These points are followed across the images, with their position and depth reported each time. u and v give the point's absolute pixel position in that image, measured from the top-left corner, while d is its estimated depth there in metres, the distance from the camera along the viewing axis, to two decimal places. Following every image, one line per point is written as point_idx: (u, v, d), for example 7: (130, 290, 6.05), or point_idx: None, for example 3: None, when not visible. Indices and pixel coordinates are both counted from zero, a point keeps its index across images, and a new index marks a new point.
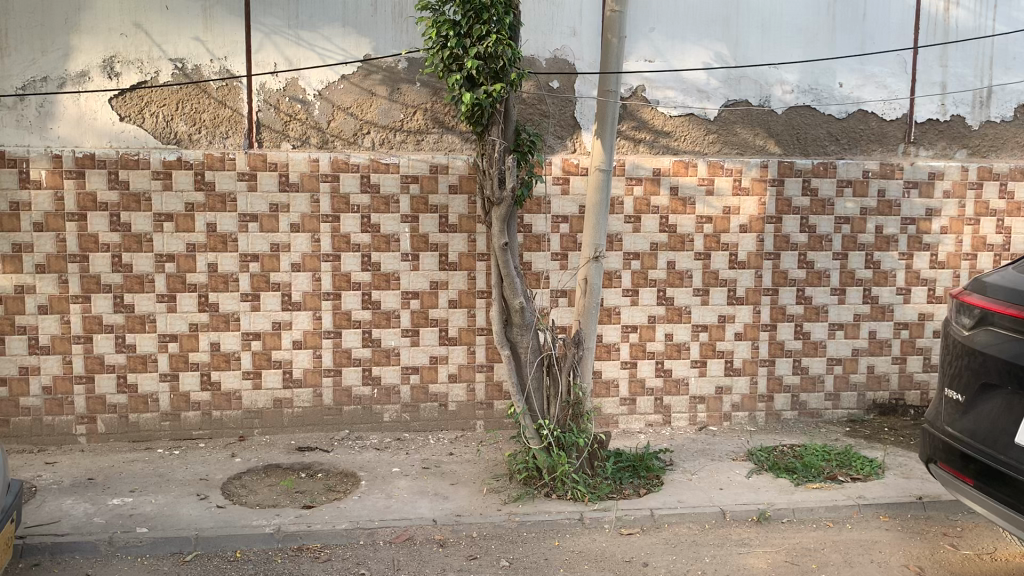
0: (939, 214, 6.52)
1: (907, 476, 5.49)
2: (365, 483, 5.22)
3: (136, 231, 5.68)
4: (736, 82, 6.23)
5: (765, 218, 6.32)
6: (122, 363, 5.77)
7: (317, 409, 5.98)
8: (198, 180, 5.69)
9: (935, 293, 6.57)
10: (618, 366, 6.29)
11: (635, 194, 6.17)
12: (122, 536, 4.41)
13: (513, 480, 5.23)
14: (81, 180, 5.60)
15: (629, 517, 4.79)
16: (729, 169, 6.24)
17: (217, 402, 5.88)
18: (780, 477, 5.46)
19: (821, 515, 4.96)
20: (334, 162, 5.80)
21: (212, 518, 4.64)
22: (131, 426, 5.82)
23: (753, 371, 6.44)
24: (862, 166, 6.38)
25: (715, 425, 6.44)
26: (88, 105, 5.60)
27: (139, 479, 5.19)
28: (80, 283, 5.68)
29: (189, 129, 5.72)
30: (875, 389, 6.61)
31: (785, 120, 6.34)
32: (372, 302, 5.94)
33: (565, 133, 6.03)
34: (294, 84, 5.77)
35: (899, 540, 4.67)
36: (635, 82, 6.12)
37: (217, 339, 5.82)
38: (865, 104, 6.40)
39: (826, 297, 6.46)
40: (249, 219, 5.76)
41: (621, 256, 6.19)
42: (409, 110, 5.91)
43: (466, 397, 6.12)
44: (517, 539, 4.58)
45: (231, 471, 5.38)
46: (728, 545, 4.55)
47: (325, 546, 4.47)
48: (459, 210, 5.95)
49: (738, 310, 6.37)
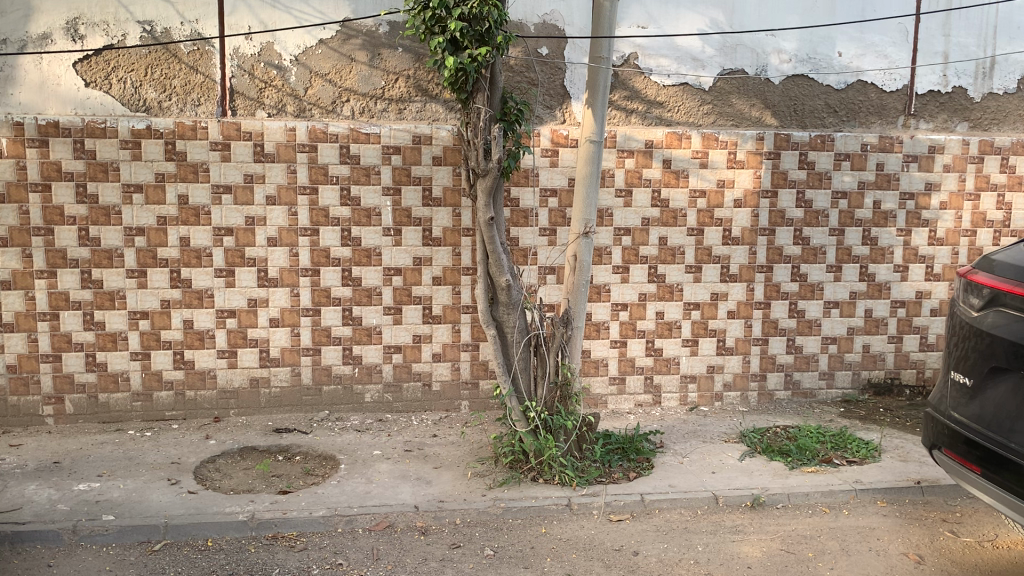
0: (939, 188, 6.32)
1: (904, 459, 5.33)
2: (345, 467, 5.02)
3: (104, 203, 5.41)
4: (732, 50, 5.99)
5: (760, 193, 6.11)
6: (90, 342, 5.52)
7: (295, 389, 5.76)
8: (169, 150, 5.42)
9: (933, 271, 6.39)
10: (607, 345, 6.09)
11: (626, 167, 5.94)
12: (87, 524, 4.19)
13: (498, 464, 5.03)
14: (44, 149, 5.32)
15: (619, 503, 4.61)
16: (724, 141, 6.02)
17: (191, 381, 5.65)
18: (773, 460, 5.29)
19: (816, 500, 4.79)
20: (312, 131, 5.54)
21: (183, 505, 4.43)
22: (100, 407, 5.58)
23: (746, 350, 6.26)
24: (860, 139, 6.17)
25: (706, 405, 6.26)
26: (51, 70, 5.31)
27: (108, 463, 4.97)
28: (45, 257, 5.41)
29: (158, 96, 5.43)
30: (870, 368, 6.44)
31: (782, 90, 6.11)
32: (353, 278, 5.70)
33: (555, 102, 5.78)
34: (270, 49, 5.49)
35: (898, 527, 4.51)
36: (627, 49, 5.87)
37: (190, 317, 5.58)
38: (865, 74, 6.18)
39: (821, 274, 6.27)
40: (222, 190, 5.50)
41: (611, 232, 5.98)
42: (391, 77, 5.65)
43: (450, 376, 5.91)
44: (503, 527, 4.39)
45: (204, 454, 5.16)
46: (721, 533, 4.38)
47: (301, 534, 4.27)
48: (443, 182, 5.71)
49: (732, 287, 6.17)
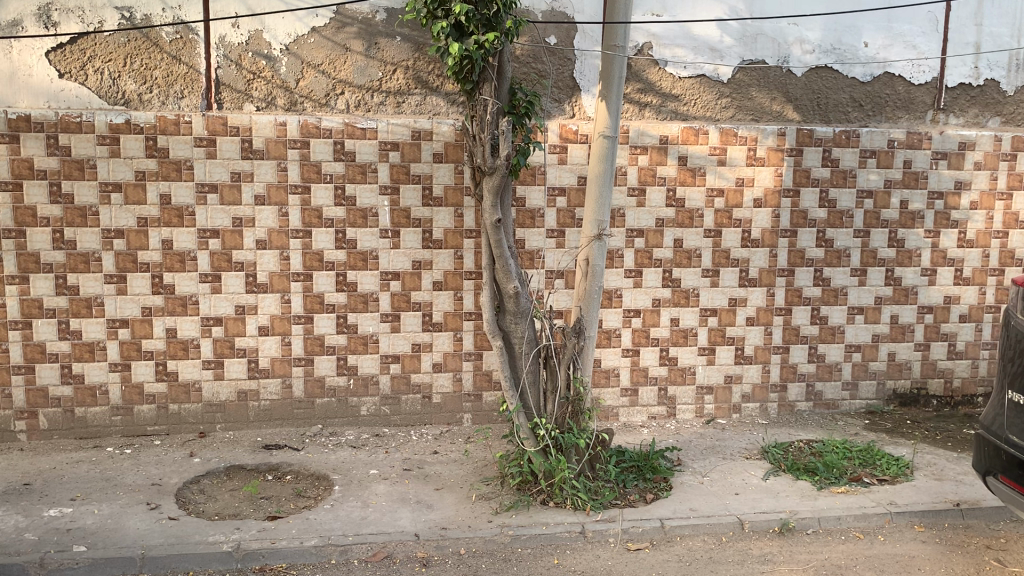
0: (969, 187, 5.97)
1: (939, 477, 4.97)
2: (340, 489, 4.65)
3: (80, 203, 5.03)
4: (753, 39, 5.63)
5: (781, 192, 5.74)
6: (66, 352, 5.14)
7: (286, 402, 5.39)
8: (150, 146, 5.04)
9: (963, 274, 6.04)
10: (619, 354, 5.73)
11: (639, 164, 5.57)
12: (56, 556, 3.82)
13: (505, 485, 4.66)
14: (15, 145, 4.94)
15: (637, 529, 4.25)
16: (743, 137, 5.66)
17: (174, 394, 5.27)
18: (799, 479, 4.92)
19: (849, 525, 4.43)
20: (304, 126, 5.17)
21: (163, 533, 4.05)
22: (76, 422, 5.20)
23: (765, 359, 5.89)
24: (887, 135, 5.82)
25: (724, 417, 5.90)
26: (22, 60, 4.92)
27: (83, 485, 4.59)
28: (17, 262, 5.03)
29: (139, 88, 5.04)
30: (896, 377, 6.08)
31: (805, 83, 5.75)
32: (348, 283, 5.33)
33: (564, 95, 5.42)
34: (258, 37, 5.11)
35: (940, 555, 4.14)
36: (641, 38, 5.51)
37: (173, 325, 5.21)
38: (891, 66, 5.82)
39: (845, 278, 5.90)
40: (207, 189, 5.12)
41: (624, 234, 5.61)
42: (389, 68, 5.28)
43: (452, 388, 5.54)
44: (512, 557, 4.03)
45: (188, 474, 4.79)
46: (749, 563, 4.02)
47: (291, 567, 3.91)
48: (444, 180, 5.34)
49: (751, 293, 5.81)
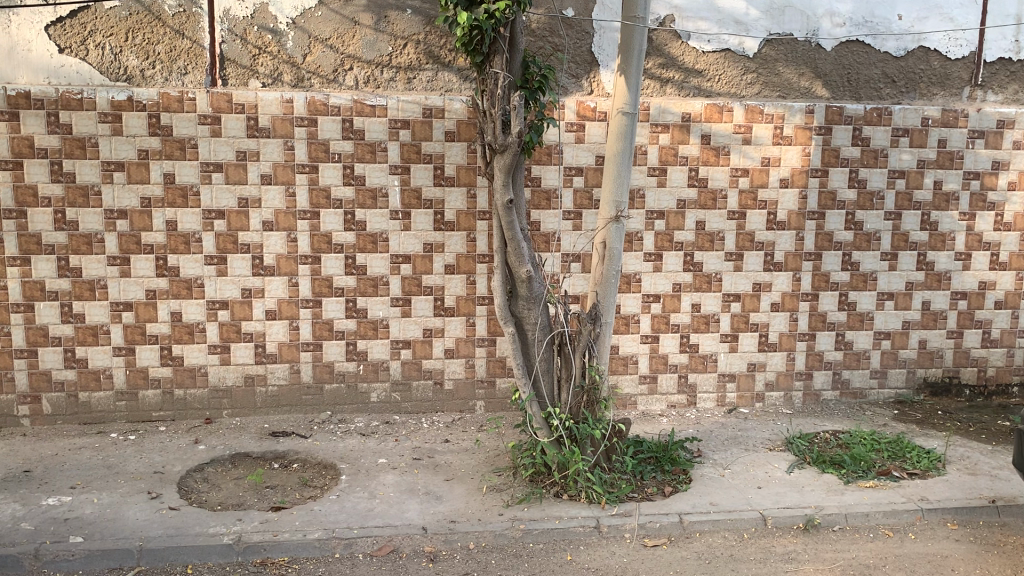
0: (1007, 167, 5.69)
1: (973, 472, 4.73)
2: (347, 479, 4.50)
3: (82, 182, 4.89)
4: (780, 12, 5.38)
5: (809, 172, 5.50)
6: (69, 336, 5.02)
7: (294, 388, 5.24)
8: (153, 123, 4.89)
9: (998, 258, 5.77)
10: (638, 340, 5.53)
11: (660, 142, 5.35)
12: (52, 547, 3.70)
13: (518, 477, 4.49)
14: (15, 122, 4.80)
15: (654, 524, 4.06)
16: (769, 114, 5.42)
17: (180, 379, 5.14)
18: (825, 472, 4.71)
19: (877, 522, 4.22)
20: (311, 103, 4.99)
21: (162, 524, 3.92)
22: (80, 407, 5.09)
23: (790, 346, 5.66)
24: (921, 113, 5.55)
25: (746, 407, 5.70)
26: (21, 34, 4.77)
27: (83, 473, 4.47)
28: (18, 243, 4.91)
29: (140, 64, 4.88)
30: (927, 366, 5.83)
31: (834, 58, 5.49)
32: (357, 267, 5.16)
33: (582, 71, 5.21)
34: (264, 11, 4.93)
35: (974, 555, 3.92)
36: (664, 11, 5.27)
37: (178, 308, 5.07)
38: (927, 39, 5.54)
39: (875, 263, 5.66)
40: (212, 168, 4.96)
41: (643, 216, 5.39)
42: (399, 43, 5.08)
43: (464, 375, 5.37)
44: (523, 553, 3.86)
45: (191, 462, 4.65)
46: (772, 562, 3.82)
47: (293, 560, 3.75)
48: (457, 160, 5.15)
49: (776, 277, 5.57)
